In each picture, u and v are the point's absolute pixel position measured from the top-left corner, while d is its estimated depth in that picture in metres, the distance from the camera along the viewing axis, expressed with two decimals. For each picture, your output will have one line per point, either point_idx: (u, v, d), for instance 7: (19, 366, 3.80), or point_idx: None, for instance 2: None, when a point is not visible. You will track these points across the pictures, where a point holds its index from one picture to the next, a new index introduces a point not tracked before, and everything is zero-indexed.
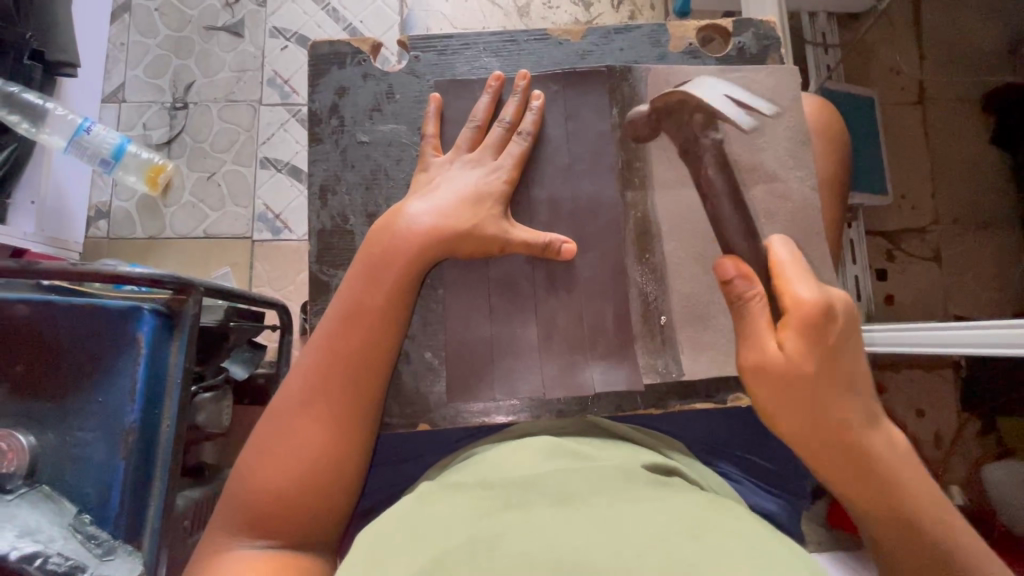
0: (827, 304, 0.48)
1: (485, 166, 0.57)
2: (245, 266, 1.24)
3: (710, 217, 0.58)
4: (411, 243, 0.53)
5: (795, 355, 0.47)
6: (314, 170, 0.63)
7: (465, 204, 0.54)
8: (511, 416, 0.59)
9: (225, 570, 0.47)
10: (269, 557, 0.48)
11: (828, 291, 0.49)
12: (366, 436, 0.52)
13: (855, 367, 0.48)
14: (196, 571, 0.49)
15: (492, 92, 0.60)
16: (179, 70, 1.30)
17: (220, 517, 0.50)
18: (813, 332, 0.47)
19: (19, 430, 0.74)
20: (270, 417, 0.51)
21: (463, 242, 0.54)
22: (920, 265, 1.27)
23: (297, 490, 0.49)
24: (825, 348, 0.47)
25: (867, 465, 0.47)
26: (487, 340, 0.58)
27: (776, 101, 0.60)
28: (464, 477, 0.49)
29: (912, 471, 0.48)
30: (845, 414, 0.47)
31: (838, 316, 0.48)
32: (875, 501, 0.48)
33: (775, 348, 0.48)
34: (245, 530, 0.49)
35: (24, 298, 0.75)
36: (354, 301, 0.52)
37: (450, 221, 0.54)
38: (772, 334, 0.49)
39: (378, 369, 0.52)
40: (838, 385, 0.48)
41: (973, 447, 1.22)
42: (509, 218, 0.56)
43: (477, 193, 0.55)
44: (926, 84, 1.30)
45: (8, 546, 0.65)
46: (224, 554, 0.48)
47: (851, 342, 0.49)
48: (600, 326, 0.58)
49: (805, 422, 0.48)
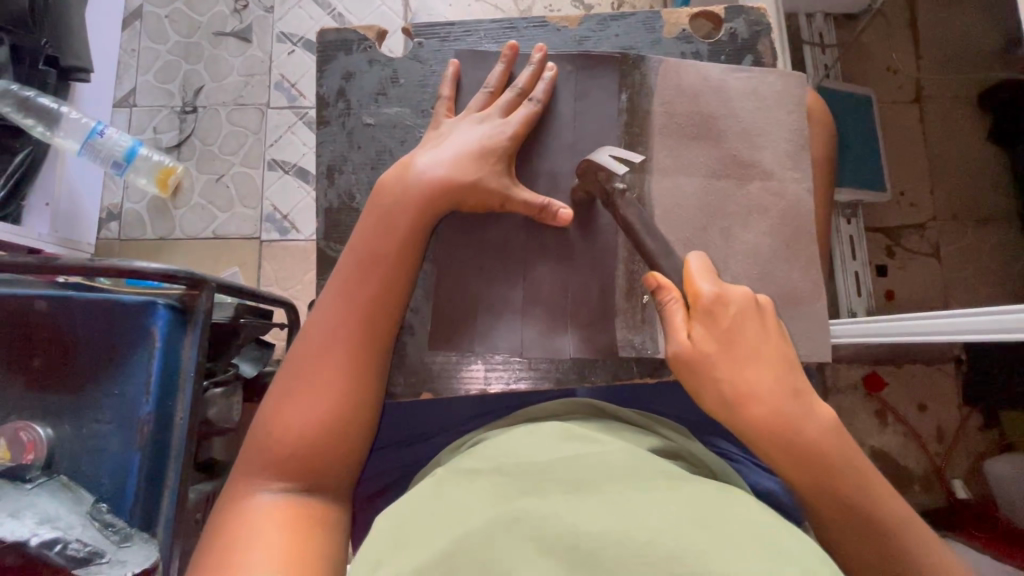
0: (721, 295, 0.49)
1: (492, 123, 0.58)
2: (254, 266, 1.27)
3: (704, 207, 0.60)
4: (417, 199, 0.55)
5: (701, 341, 0.48)
6: (321, 151, 0.65)
7: (469, 160, 0.56)
8: (513, 382, 0.61)
9: (243, 516, 0.47)
10: (284, 499, 0.49)
11: (727, 288, 0.50)
12: (376, 383, 0.54)
13: (760, 342, 0.48)
14: (214, 515, 0.50)
15: (507, 60, 0.61)
16: (189, 75, 1.33)
17: (237, 463, 0.52)
18: (709, 318, 0.48)
19: (36, 422, 0.76)
20: (288, 371, 0.54)
21: (466, 198, 0.56)
22: (919, 261, 1.28)
23: (312, 433, 0.51)
24: (721, 334, 0.48)
25: (796, 446, 0.46)
26: (484, 301, 0.60)
27: (780, 102, 0.62)
28: (478, 461, 0.49)
29: (836, 442, 0.47)
30: (773, 403, 0.46)
31: (731, 302, 0.49)
32: (803, 477, 0.47)
33: (684, 336, 0.49)
34: (262, 472, 0.50)
35: (40, 293, 0.78)
36: (365, 259, 0.55)
37: (456, 175, 0.56)
38: (684, 324, 0.49)
39: (387, 318, 0.54)
40: (744, 362, 0.47)
41: (974, 441, 1.23)
42: (511, 178, 0.58)
43: (482, 149, 0.56)
44: (923, 83, 1.33)
45: (30, 531, 0.67)
46: (242, 495, 0.49)
47: (750, 323, 0.48)
48: (584, 296, 0.60)
49: (720, 406, 0.47)
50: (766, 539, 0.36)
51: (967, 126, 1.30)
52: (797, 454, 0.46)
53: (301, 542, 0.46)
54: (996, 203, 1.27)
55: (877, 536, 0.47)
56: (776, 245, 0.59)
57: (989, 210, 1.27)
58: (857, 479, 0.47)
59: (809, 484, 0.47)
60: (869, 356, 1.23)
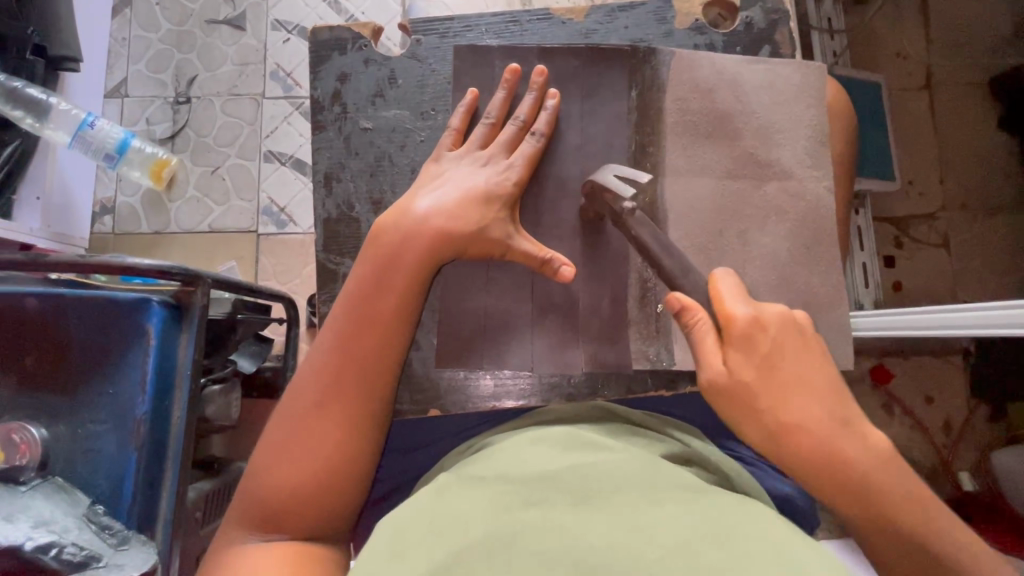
0: (757, 317, 0.46)
1: (495, 165, 0.53)
2: (251, 261, 1.24)
3: (717, 210, 0.56)
4: (424, 237, 0.50)
5: (738, 371, 0.45)
6: (318, 159, 0.62)
7: (474, 205, 0.51)
8: (522, 400, 0.59)
9: (233, 567, 0.44)
10: (285, 552, 0.44)
11: (760, 308, 0.47)
12: (383, 429, 0.49)
13: (804, 370, 0.45)
14: (209, 567, 0.46)
15: (507, 87, 0.56)
16: (182, 64, 1.30)
17: (232, 513, 0.47)
18: (748, 344, 0.45)
19: (30, 423, 0.74)
20: (282, 417, 0.48)
21: (472, 244, 0.51)
22: (928, 252, 1.26)
23: (313, 488, 0.46)
24: (760, 359, 0.45)
25: (847, 476, 0.44)
26: (488, 323, 0.56)
27: (799, 98, 0.58)
28: (483, 466, 0.47)
29: (888, 470, 0.45)
30: (818, 431, 0.44)
31: (769, 324, 0.46)
32: (848, 504, 0.45)
33: (719, 364, 0.46)
34: (259, 526, 0.46)
35: (31, 291, 0.76)
36: (369, 287, 0.49)
37: (457, 221, 0.50)
38: (718, 352, 0.46)
39: (394, 364, 0.49)
40: (788, 392, 0.45)
41: (982, 433, 1.22)
42: (516, 224, 0.53)
43: (487, 194, 0.52)
44: (934, 69, 1.29)
45: (24, 536, 0.65)
46: (237, 550, 0.45)
47: (791, 347, 0.46)
48: (595, 307, 0.56)
49: (765, 440, 0.45)
50: (784, 557, 0.34)
51: (979, 114, 1.27)
52: (845, 482, 0.44)
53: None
54: (1006, 193, 1.26)
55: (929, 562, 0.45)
56: (794, 247, 0.56)
57: (1000, 200, 1.26)
58: (906, 503, 0.45)
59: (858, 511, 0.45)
60: (876, 347, 1.22)
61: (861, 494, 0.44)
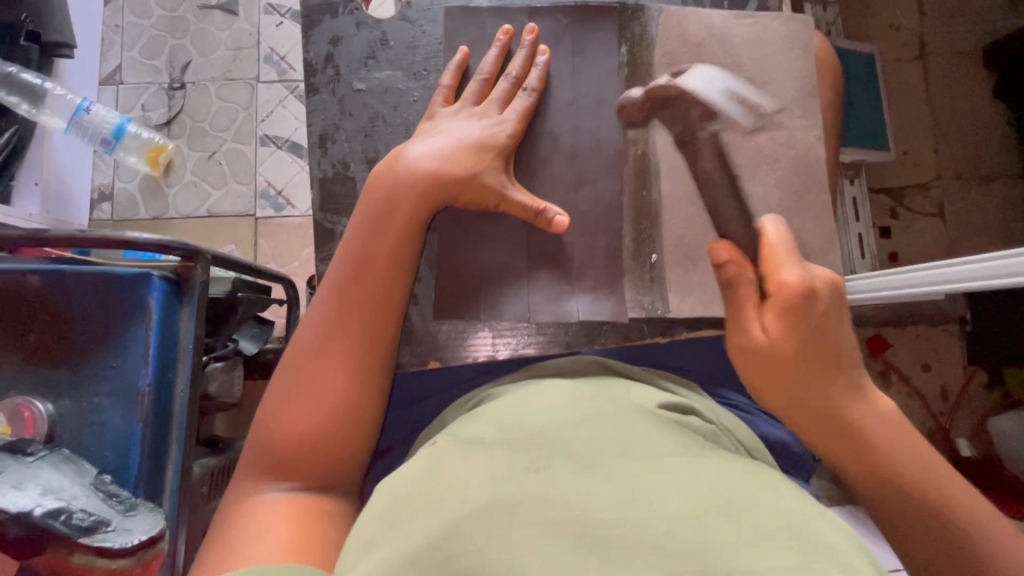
0: (808, 285, 0.46)
1: (489, 119, 0.54)
2: (249, 243, 1.25)
3: (709, 162, 0.56)
4: (415, 184, 0.50)
5: (776, 334, 0.46)
6: (312, 120, 0.62)
7: (468, 152, 0.52)
8: (520, 347, 0.59)
9: (248, 514, 0.44)
10: (296, 500, 0.45)
11: (811, 271, 0.47)
12: (385, 378, 0.50)
13: (834, 337, 0.46)
14: (219, 520, 0.46)
15: (501, 46, 0.57)
16: (175, 50, 1.30)
17: (241, 466, 0.48)
18: (793, 309, 0.46)
19: (37, 397, 0.76)
20: (285, 369, 0.49)
21: (463, 192, 0.52)
22: (924, 222, 1.27)
23: (320, 435, 0.47)
24: (805, 326, 0.45)
25: (855, 437, 0.45)
26: (484, 275, 0.57)
27: (787, 50, 0.58)
28: (479, 430, 0.45)
29: (898, 437, 0.45)
30: (829, 390, 0.45)
31: (821, 295, 0.46)
32: (855, 465, 0.46)
33: (759, 330, 0.47)
34: (269, 476, 0.46)
35: (33, 268, 0.76)
36: (363, 238, 0.50)
37: (450, 168, 0.51)
38: (755, 318, 0.47)
39: (392, 313, 0.50)
40: (816, 358, 0.45)
41: (979, 400, 1.23)
42: (510, 175, 0.54)
43: (481, 142, 0.52)
44: (927, 39, 1.29)
45: (33, 502, 0.63)
46: (248, 500, 0.45)
47: (833, 316, 0.46)
48: (591, 257, 0.56)
49: (783, 403, 0.47)
50: (794, 531, 0.34)
51: (971, 82, 1.28)
52: (855, 448, 0.45)
53: (308, 539, 0.42)
54: (1000, 160, 1.26)
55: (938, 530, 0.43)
56: (785, 196, 0.56)
57: (993, 168, 1.26)
58: (927, 480, 0.44)
59: (866, 475, 0.45)
60: (873, 317, 1.23)
61: (870, 458, 0.45)
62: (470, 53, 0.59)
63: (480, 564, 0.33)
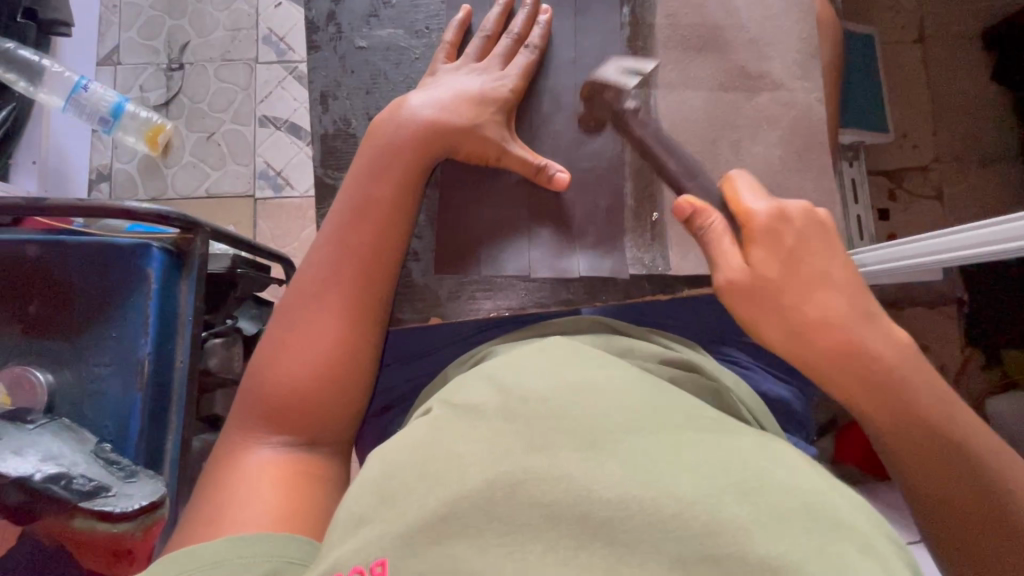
0: (779, 212, 0.48)
1: (491, 74, 0.55)
2: (248, 223, 1.25)
3: (710, 121, 0.56)
4: (409, 131, 0.52)
5: (760, 264, 0.47)
6: (313, 78, 0.62)
7: (469, 103, 0.53)
8: (520, 303, 0.59)
9: (244, 470, 0.44)
10: (287, 451, 0.45)
11: (785, 204, 0.49)
12: (379, 328, 0.51)
13: (824, 263, 0.47)
14: (211, 469, 0.46)
15: (503, 5, 0.58)
16: (173, 31, 1.29)
17: (235, 415, 0.48)
18: (771, 239, 0.48)
19: (36, 367, 0.75)
20: (283, 314, 0.50)
21: (461, 141, 0.53)
22: (922, 205, 1.29)
23: (314, 383, 0.47)
24: (784, 253, 0.47)
25: (865, 365, 0.44)
26: (483, 229, 0.57)
27: (788, 12, 0.58)
28: (478, 391, 0.38)
29: (914, 368, 0.45)
30: (827, 312, 0.45)
31: (793, 218, 0.48)
32: (873, 403, 0.44)
33: (740, 263, 0.48)
34: (262, 425, 0.46)
35: (33, 239, 0.76)
36: (360, 186, 0.51)
37: (451, 116, 0.53)
38: (739, 251, 0.49)
39: (389, 263, 0.51)
40: (807, 284, 0.46)
41: (977, 381, 1.22)
42: (510, 130, 0.55)
43: (482, 95, 0.54)
44: (928, 21, 1.27)
45: (33, 467, 0.64)
46: (240, 449, 0.46)
47: (816, 241, 0.47)
48: (593, 213, 0.57)
49: (785, 332, 0.46)
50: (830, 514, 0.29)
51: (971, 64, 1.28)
52: (873, 382, 0.44)
53: (299, 497, 0.42)
54: None
55: (975, 483, 0.42)
56: (786, 155, 0.56)
57: None
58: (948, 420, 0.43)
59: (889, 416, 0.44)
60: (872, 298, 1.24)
61: (892, 394, 0.44)
62: (473, 12, 0.61)
63: (479, 546, 0.28)
